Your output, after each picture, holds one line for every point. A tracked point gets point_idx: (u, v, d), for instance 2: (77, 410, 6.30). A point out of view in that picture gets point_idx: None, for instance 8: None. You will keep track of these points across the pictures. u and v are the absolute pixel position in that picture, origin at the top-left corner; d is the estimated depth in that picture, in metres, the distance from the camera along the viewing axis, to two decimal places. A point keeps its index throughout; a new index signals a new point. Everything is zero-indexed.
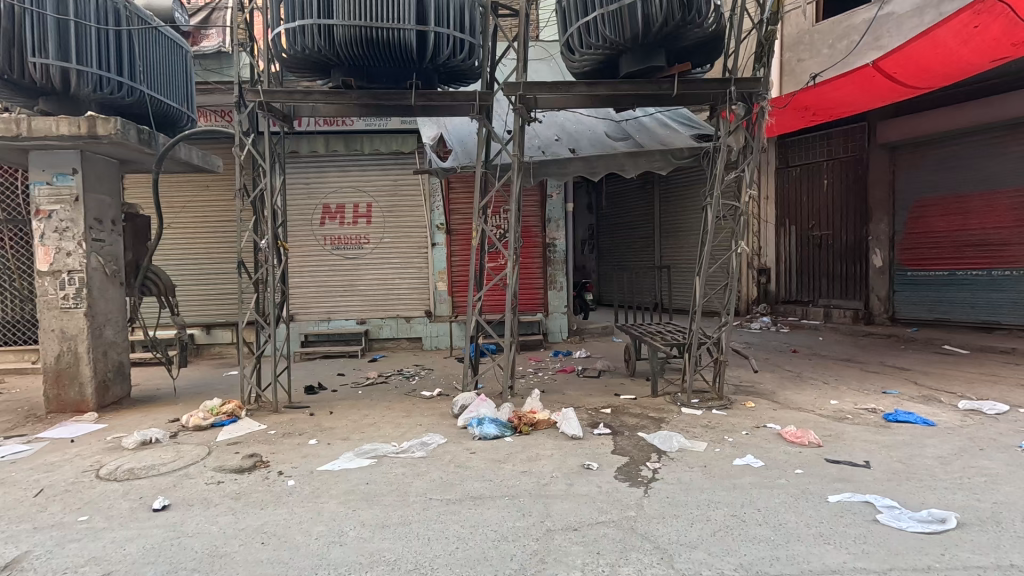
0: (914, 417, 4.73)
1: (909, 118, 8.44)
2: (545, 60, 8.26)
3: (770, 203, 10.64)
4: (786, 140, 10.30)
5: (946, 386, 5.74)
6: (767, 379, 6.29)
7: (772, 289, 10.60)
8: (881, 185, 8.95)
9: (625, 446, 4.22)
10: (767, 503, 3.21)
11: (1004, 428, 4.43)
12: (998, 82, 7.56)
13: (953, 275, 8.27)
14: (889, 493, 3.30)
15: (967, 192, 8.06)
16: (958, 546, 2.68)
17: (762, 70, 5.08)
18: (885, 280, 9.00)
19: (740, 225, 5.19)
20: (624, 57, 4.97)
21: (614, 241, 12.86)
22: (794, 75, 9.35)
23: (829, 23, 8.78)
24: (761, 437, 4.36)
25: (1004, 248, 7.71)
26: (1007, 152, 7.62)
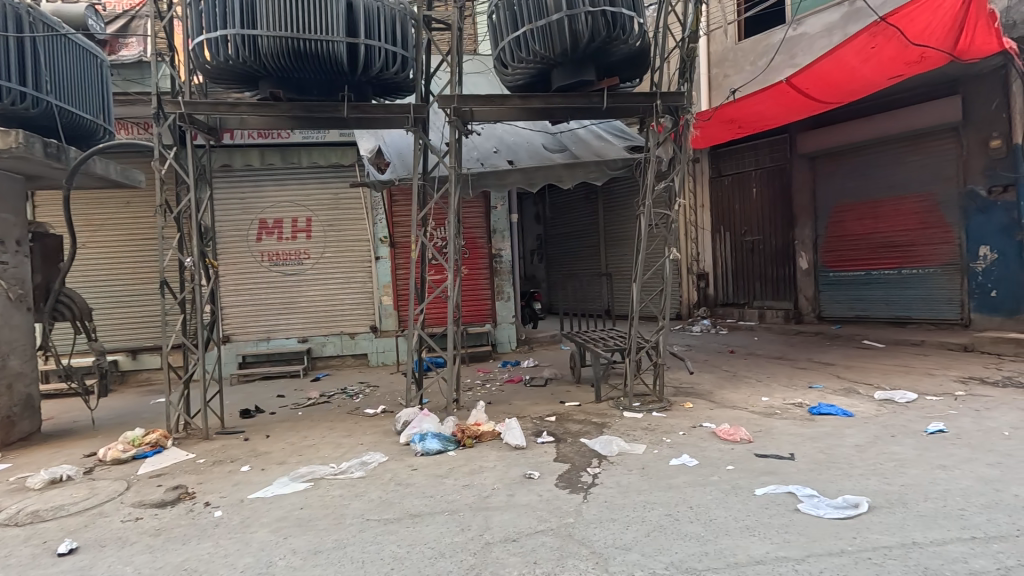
0: (835, 409, 5.04)
1: (825, 130, 9.07)
2: (483, 73, 8.37)
3: (706, 211, 11.18)
4: (717, 150, 10.85)
5: (865, 379, 6.15)
6: (704, 379, 6.54)
7: (711, 293, 11.11)
8: (804, 193, 9.56)
9: (567, 453, 4.26)
10: (700, 500, 3.31)
11: (912, 415, 4.80)
12: (900, 97, 8.23)
13: (869, 275, 8.90)
14: (811, 482, 3.48)
15: (877, 197, 8.71)
16: (868, 529, 2.86)
17: (686, 84, 5.34)
18: (811, 281, 9.61)
19: (672, 232, 5.40)
20: (555, 71, 5.11)
21: (561, 251, 13.06)
22: (721, 90, 9.89)
23: (750, 42, 9.36)
24: (696, 436, 4.52)
25: (911, 249, 8.38)
26: (910, 161, 8.32)
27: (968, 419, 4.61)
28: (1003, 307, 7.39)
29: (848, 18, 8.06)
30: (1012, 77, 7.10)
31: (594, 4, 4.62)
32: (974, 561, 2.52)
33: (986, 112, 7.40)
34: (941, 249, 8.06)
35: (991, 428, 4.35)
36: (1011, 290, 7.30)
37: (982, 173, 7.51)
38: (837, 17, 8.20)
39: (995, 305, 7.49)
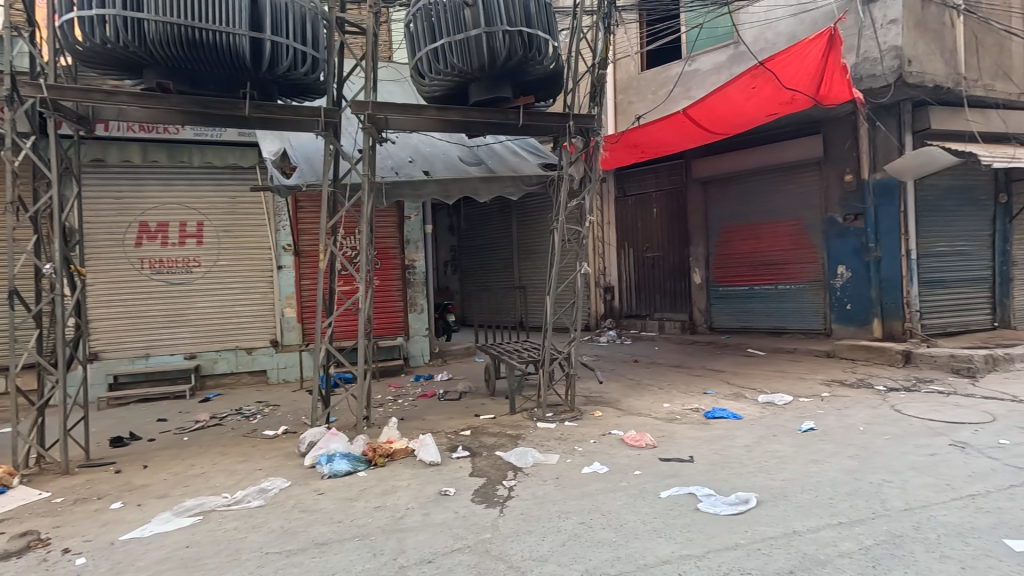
0: (727, 412, 5.52)
1: (715, 158, 9.99)
2: (398, 81, 8.29)
3: (612, 227, 11.82)
4: (622, 172, 11.55)
5: (750, 384, 6.80)
6: (612, 388, 6.86)
7: (617, 305, 11.76)
8: (697, 214, 10.44)
9: (483, 467, 4.22)
10: (611, 506, 3.44)
11: (789, 416, 5.39)
12: (775, 133, 9.31)
13: (751, 289, 9.89)
14: (708, 482, 3.76)
15: (758, 220, 9.74)
16: (758, 522, 3.14)
17: (596, 108, 5.61)
18: (704, 295, 10.50)
19: (583, 248, 5.62)
20: (472, 85, 5.14)
21: (474, 264, 13.10)
22: (626, 115, 10.57)
23: (652, 73, 10.13)
24: (606, 444, 4.71)
25: (785, 267, 9.45)
26: (783, 189, 9.40)
27: (832, 417, 5.26)
28: (855, 319, 8.57)
29: (733, 60, 9.02)
30: (860, 122, 8.32)
31: (512, 24, 4.74)
32: (842, 543, 2.86)
33: (841, 151, 8.59)
34: (809, 267, 9.18)
35: (850, 424, 5.00)
36: (862, 304, 8.50)
37: (839, 203, 8.69)
38: (724, 57, 9.14)
39: (850, 317, 8.66)
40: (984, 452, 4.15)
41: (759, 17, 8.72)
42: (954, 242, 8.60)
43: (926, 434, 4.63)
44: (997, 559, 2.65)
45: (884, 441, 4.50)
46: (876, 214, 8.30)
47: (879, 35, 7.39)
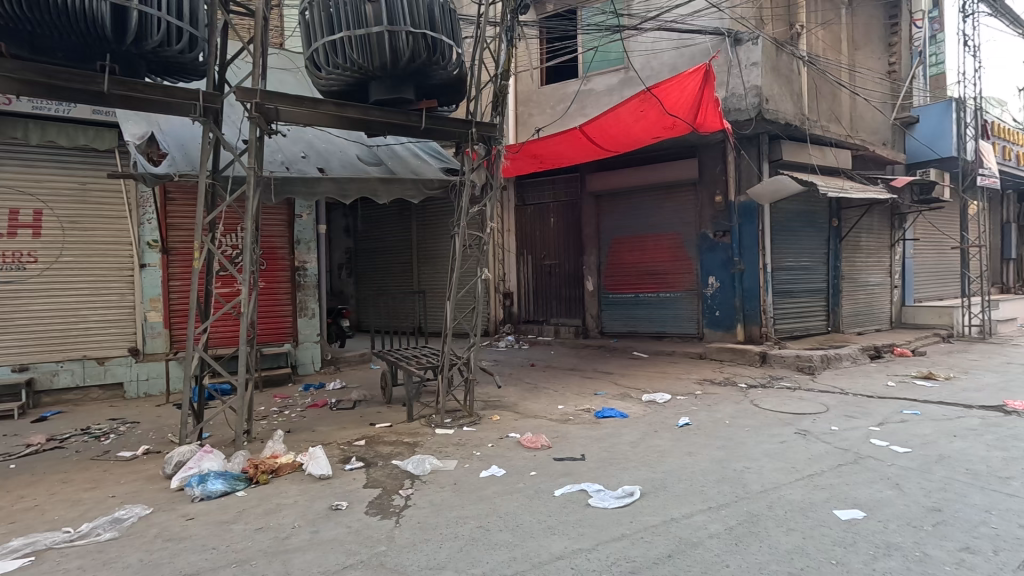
0: (614, 411, 5.90)
1: (606, 174, 10.66)
2: (290, 70, 7.77)
3: (511, 235, 12.06)
4: (522, 181, 11.88)
5: (635, 384, 7.33)
6: (510, 392, 7.00)
7: (515, 311, 12.03)
8: (590, 225, 11.05)
9: (377, 477, 4.07)
10: (508, 508, 3.51)
11: (668, 413, 5.90)
12: (658, 154, 10.17)
13: (637, 297, 10.66)
14: (598, 478, 3.99)
15: (643, 233, 10.54)
16: (641, 512, 3.39)
17: (498, 117, 5.72)
18: (596, 301, 11.13)
19: (484, 253, 5.69)
20: (373, 83, 4.97)
21: (371, 267, 12.63)
22: (526, 127, 10.89)
23: (550, 89, 10.57)
24: (504, 446, 4.79)
25: (666, 277, 10.33)
26: (665, 206, 10.28)
27: (704, 412, 5.84)
28: (723, 324, 9.63)
29: (624, 83, 9.72)
30: (728, 150, 9.40)
31: (416, 25, 4.68)
32: (711, 526, 3.19)
33: (713, 174, 9.62)
34: (685, 277, 10.12)
35: (718, 418, 5.59)
36: (728, 311, 9.57)
37: (711, 220, 9.71)
38: (616, 81, 9.81)
39: (719, 322, 9.71)
40: (820, 437, 4.87)
41: (646, 47, 9.49)
42: (799, 258, 10.03)
43: (777, 424, 5.33)
44: (830, 527, 3.12)
45: (745, 432, 5.10)
46: (740, 231, 9.41)
47: (743, 75, 8.41)
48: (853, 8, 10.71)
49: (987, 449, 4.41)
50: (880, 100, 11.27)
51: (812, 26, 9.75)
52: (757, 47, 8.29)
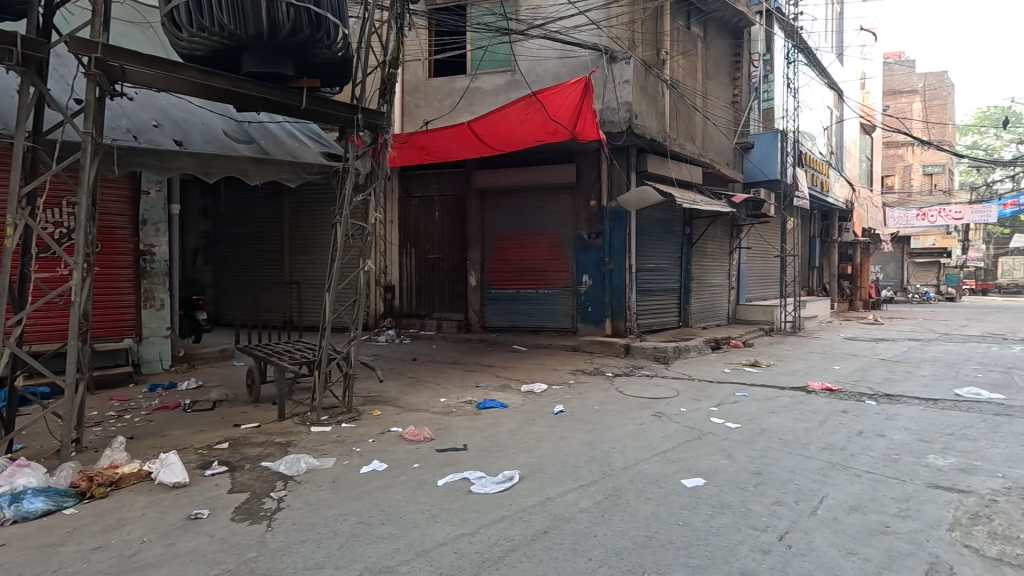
0: (495, 402, 6.11)
1: (491, 172, 10.88)
2: (138, 25, 6.76)
3: (394, 226, 11.76)
4: (406, 173, 11.64)
5: (515, 375, 7.67)
6: (391, 386, 6.88)
7: (396, 304, 11.79)
8: (475, 221, 11.19)
9: (244, 481, 3.77)
10: (391, 501, 3.48)
11: (544, 402, 6.28)
12: (541, 157, 10.65)
13: (518, 293, 11.05)
14: (480, 466, 4.12)
15: (524, 232, 10.96)
16: (520, 495, 3.60)
17: (385, 105, 5.57)
18: (478, 296, 11.30)
19: (367, 244, 5.51)
20: (245, 54, 4.54)
21: (234, 254, 11.43)
22: (412, 117, 10.69)
23: (438, 82, 10.49)
24: (385, 441, 4.72)
25: (545, 274, 10.87)
26: (545, 207, 10.80)
27: (576, 400, 6.32)
28: (594, 319, 10.42)
29: (510, 85, 10.02)
30: (602, 159, 10.19)
31: None
32: (581, 501, 3.49)
33: (588, 180, 10.35)
34: (562, 275, 10.75)
35: (588, 405, 6.09)
36: (599, 307, 10.38)
37: (586, 223, 10.43)
38: (503, 82, 10.07)
39: (591, 317, 10.48)
40: (673, 418, 5.55)
41: (532, 53, 9.88)
42: (659, 260, 11.22)
43: (637, 408, 5.95)
44: (678, 495, 3.59)
45: (611, 416, 5.62)
46: (610, 234, 10.24)
47: (617, 90, 9.14)
48: (707, 42, 12.22)
49: (795, 422, 5.38)
50: (725, 126, 13.02)
51: (674, 54, 10.93)
52: (630, 66, 9.09)
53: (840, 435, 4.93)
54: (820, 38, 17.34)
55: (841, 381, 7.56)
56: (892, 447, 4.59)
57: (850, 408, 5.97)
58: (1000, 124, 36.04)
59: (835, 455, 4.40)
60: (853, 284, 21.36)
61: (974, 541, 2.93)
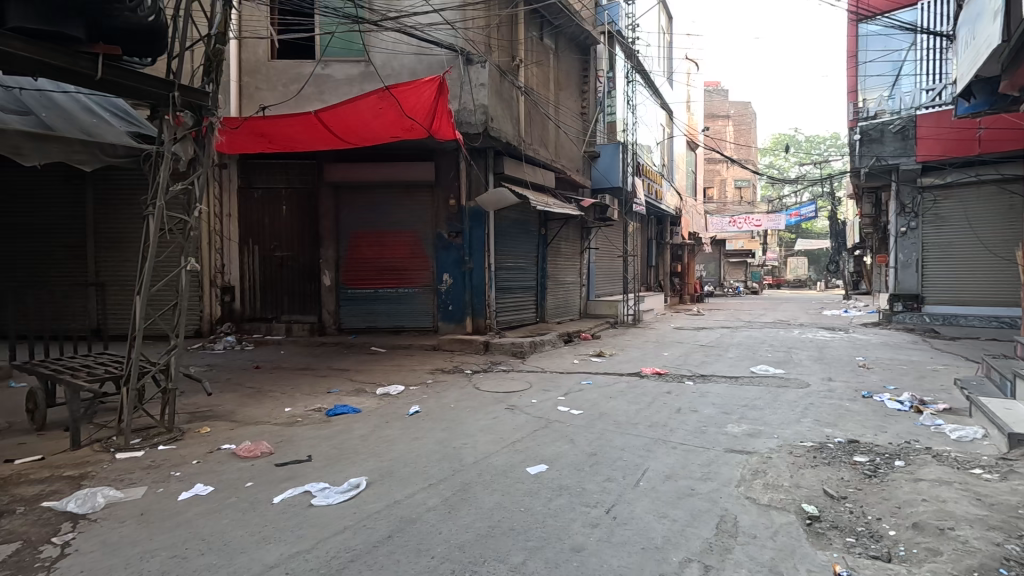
0: (346, 408, 5.82)
1: (345, 166, 10.34)
2: None
3: (233, 221, 10.56)
4: (247, 161, 10.51)
5: (371, 378, 7.39)
6: (225, 399, 6.17)
7: (237, 307, 10.62)
8: (328, 217, 10.54)
9: (14, 529, 3.07)
10: (215, 527, 3.12)
11: (400, 403, 6.16)
12: (399, 154, 10.41)
13: (377, 293, 10.68)
14: (323, 476, 3.89)
15: (382, 229, 10.61)
16: (365, 501, 3.47)
17: (210, 85, 4.98)
18: (333, 297, 10.67)
19: (189, 241, 4.84)
20: (13, 5, 3.75)
21: (14, 250, 9.27)
22: (252, 100, 9.70)
23: (282, 65, 9.66)
24: (213, 461, 4.21)
25: (405, 273, 10.66)
26: (404, 204, 10.58)
27: (432, 399, 6.30)
28: (455, 318, 10.49)
29: (363, 77, 9.62)
30: (460, 159, 10.30)
31: None
32: (429, 500, 3.48)
33: (447, 180, 10.40)
34: (422, 274, 10.65)
35: (444, 403, 6.12)
36: (460, 306, 10.49)
37: (445, 222, 10.46)
38: (356, 72, 9.63)
39: (452, 316, 10.56)
40: (523, 410, 5.83)
41: (387, 45, 9.60)
42: (517, 259, 11.69)
43: (492, 402, 6.14)
44: (523, 482, 3.78)
45: (466, 413, 5.71)
46: (470, 233, 10.38)
47: (473, 92, 9.29)
48: (558, 55, 13.03)
49: (629, 405, 6.00)
50: (575, 135, 14.02)
51: (528, 62, 11.47)
52: (485, 70, 9.31)
53: (663, 413, 5.62)
54: (654, 62, 19.58)
55: (668, 365, 8.63)
56: (702, 421, 5.35)
57: (673, 389, 6.84)
58: (786, 149, 44.18)
59: (658, 431, 5.00)
60: (682, 281, 24.50)
61: (752, 492, 3.55)
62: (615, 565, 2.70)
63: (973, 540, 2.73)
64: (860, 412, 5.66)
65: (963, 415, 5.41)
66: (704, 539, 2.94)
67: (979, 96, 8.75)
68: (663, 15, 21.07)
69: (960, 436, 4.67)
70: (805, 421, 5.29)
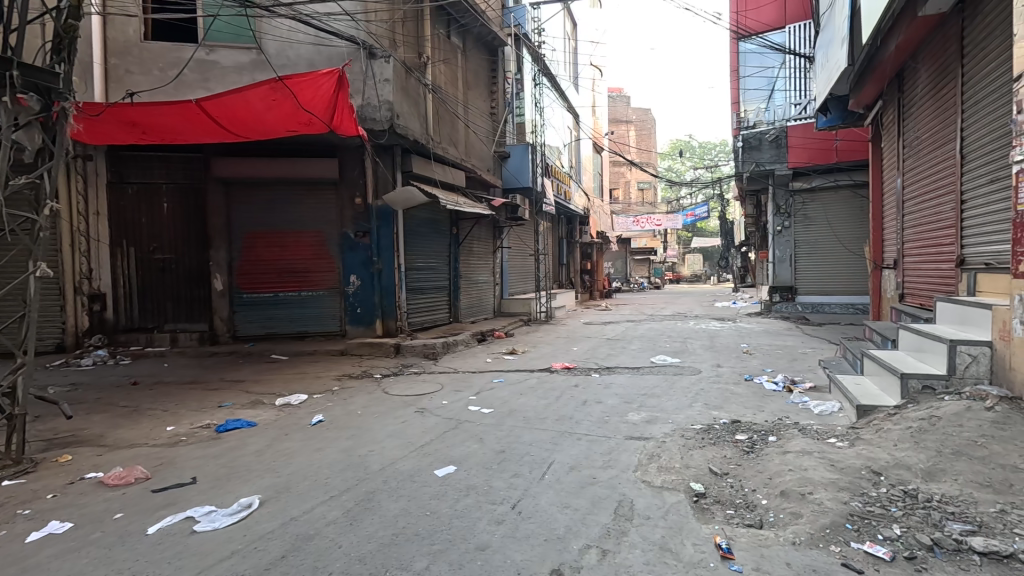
0: (240, 422, 5.39)
1: (237, 160, 9.56)
2: None
3: (102, 219, 9.37)
4: (117, 153, 9.36)
5: (269, 389, 6.90)
6: (93, 421, 5.45)
7: (109, 317, 9.45)
8: (218, 216, 9.70)
9: None
10: (73, 568, 2.75)
11: (301, 413, 5.82)
12: (298, 149, 9.82)
13: (276, 296, 10.01)
14: (210, 499, 3.58)
15: (280, 229, 9.96)
16: (256, 522, 3.24)
17: (62, 66, 4.33)
18: (226, 302, 9.85)
19: (38, 243, 4.20)
20: None
21: None
22: (121, 85, 8.67)
23: (158, 47, 8.72)
24: (73, 493, 3.70)
25: (307, 275, 10.09)
26: (305, 203, 10.01)
27: (337, 407, 6.02)
28: (363, 320, 10.10)
29: (255, 65, 8.97)
30: (366, 156, 9.93)
31: None
32: (329, 513, 3.32)
33: (351, 177, 9.98)
34: (327, 276, 10.15)
35: (350, 410, 5.87)
36: (369, 308, 10.11)
37: (351, 221, 10.04)
38: (246, 59, 8.95)
39: (360, 319, 10.15)
40: (434, 412, 5.75)
41: (281, 33, 9.01)
42: (428, 259, 11.51)
43: (401, 406, 5.99)
44: (429, 486, 3.72)
45: (373, 419, 5.52)
46: (378, 233, 10.05)
47: (377, 88, 9.00)
48: (466, 54, 13.01)
49: (538, 400, 6.15)
50: (485, 134, 14.09)
51: (435, 60, 11.34)
52: (389, 65, 9.05)
53: (570, 407, 5.82)
54: (560, 66, 20.22)
55: (576, 359, 8.96)
56: (605, 411, 5.61)
57: (581, 382, 7.11)
58: (682, 154, 47.68)
59: (564, 424, 5.17)
60: (592, 278, 25.53)
61: (648, 476, 3.79)
62: (517, 559, 2.74)
63: (827, 501, 3.11)
64: (743, 394, 6.25)
65: (825, 392, 6.16)
66: (603, 525, 3.08)
67: (834, 111, 9.97)
68: (568, 21, 21.82)
69: (821, 410, 5.32)
70: (696, 405, 5.73)
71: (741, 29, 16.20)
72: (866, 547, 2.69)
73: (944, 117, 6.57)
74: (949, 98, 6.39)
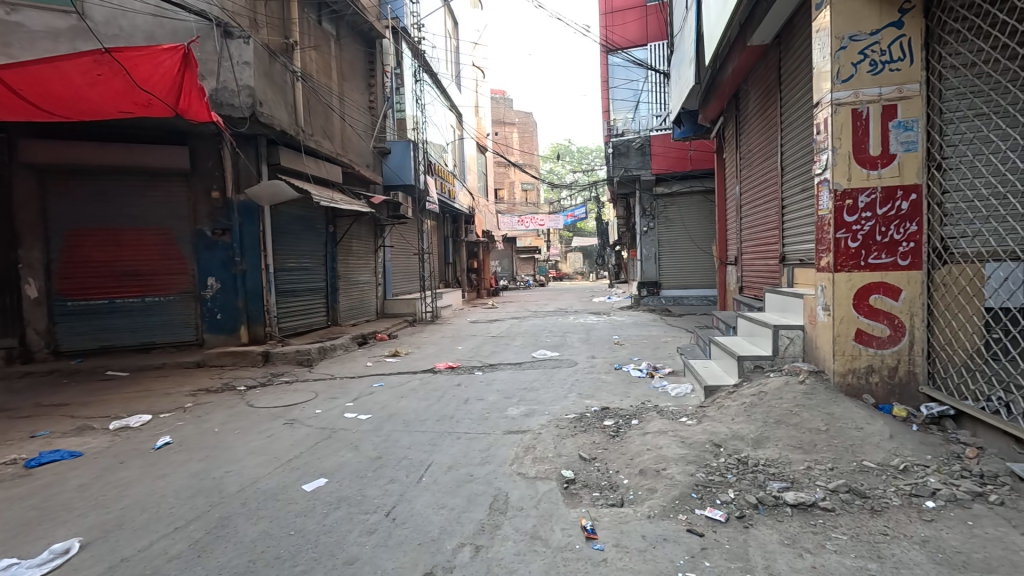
0: (59, 454, 4.55)
1: (53, 143, 8.06)
2: None
3: None
4: None
5: (102, 411, 5.92)
6: None
7: None
8: (29, 209, 8.12)
9: None
10: None
11: (143, 436, 5.08)
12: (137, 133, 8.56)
13: (112, 303, 8.65)
14: (9, 551, 2.96)
15: (117, 226, 8.62)
16: (75, 570, 2.74)
17: None
18: (43, 312, 8.28)
19: None
20: None
21: None
22: None
23: None
24: None
25: (153, 279, 8.85)
26: (147, 196, 8.76)
27: (189, 426, 5.35)
28: (225, 327, 9.15)
29: (76, 33, 7.64)
30: (223, 145, 8.95)
31: None
32: (171, 548, 2.93)
33: (206, 168, 8.95)
34: (178, 279, 8.99)
35: (206, 429, 5.26)
36: (231, 313, 9.18)
37: (207, 218, 9.01)
38: (64, 25, 7.58)
39: (221, 326, 9.17)
40: (305, 422, 5.37)
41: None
42: (301, 259, 10.73)
43: (267, 419, 5.50)
44: (295, 503, 3.45)
45: (233, 436, 5.00)
46: (241, 231, 9.15)
47: (235, 71, 8.17)
48: (339, 43, 12.34)
49: (419, 402, 6.04)
50: (363, 129, 13.49)
51: (305, 46, 10.59)
52: (249, 47, 8.27)
53: (452, 406, 5.79)
54: (441, 64, 20.10)
55: (460, 358, 8.97)
56: (486, 408, 5.68)
57: (463, 380, 7.13)
58: (562, 157, 50.05)
59: (444, 424, 5.13)
60: (479, 277, 25.72)
61: (523, 468, 3.90)
62: (388, 568, 2.66)
63: (676, 474, 3.45)
64: (613, 382, 6.74)
65: (681, 376, 6.87)
66: (477, 521, 3.11)
67: (686, 124, 11.12)
68: (448, 21, 21.74)
69: (677, 392, 5.93)
70: (571, 396, 6.05)
71: (609, 44, 17.44)
72: (707, 512, 3.04)
73: (769, 134, 7.63)
74: (773, 119, 7.44)
